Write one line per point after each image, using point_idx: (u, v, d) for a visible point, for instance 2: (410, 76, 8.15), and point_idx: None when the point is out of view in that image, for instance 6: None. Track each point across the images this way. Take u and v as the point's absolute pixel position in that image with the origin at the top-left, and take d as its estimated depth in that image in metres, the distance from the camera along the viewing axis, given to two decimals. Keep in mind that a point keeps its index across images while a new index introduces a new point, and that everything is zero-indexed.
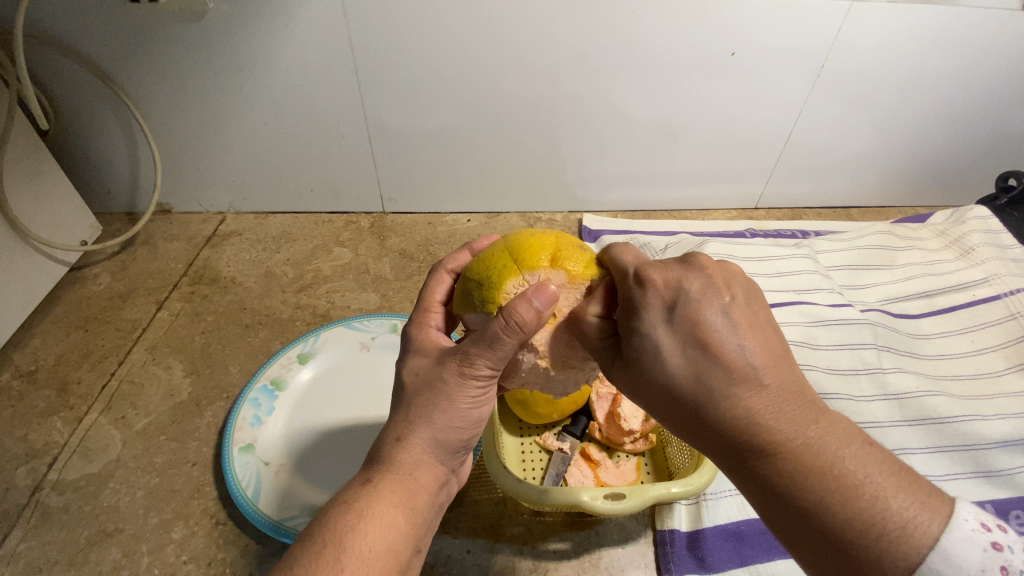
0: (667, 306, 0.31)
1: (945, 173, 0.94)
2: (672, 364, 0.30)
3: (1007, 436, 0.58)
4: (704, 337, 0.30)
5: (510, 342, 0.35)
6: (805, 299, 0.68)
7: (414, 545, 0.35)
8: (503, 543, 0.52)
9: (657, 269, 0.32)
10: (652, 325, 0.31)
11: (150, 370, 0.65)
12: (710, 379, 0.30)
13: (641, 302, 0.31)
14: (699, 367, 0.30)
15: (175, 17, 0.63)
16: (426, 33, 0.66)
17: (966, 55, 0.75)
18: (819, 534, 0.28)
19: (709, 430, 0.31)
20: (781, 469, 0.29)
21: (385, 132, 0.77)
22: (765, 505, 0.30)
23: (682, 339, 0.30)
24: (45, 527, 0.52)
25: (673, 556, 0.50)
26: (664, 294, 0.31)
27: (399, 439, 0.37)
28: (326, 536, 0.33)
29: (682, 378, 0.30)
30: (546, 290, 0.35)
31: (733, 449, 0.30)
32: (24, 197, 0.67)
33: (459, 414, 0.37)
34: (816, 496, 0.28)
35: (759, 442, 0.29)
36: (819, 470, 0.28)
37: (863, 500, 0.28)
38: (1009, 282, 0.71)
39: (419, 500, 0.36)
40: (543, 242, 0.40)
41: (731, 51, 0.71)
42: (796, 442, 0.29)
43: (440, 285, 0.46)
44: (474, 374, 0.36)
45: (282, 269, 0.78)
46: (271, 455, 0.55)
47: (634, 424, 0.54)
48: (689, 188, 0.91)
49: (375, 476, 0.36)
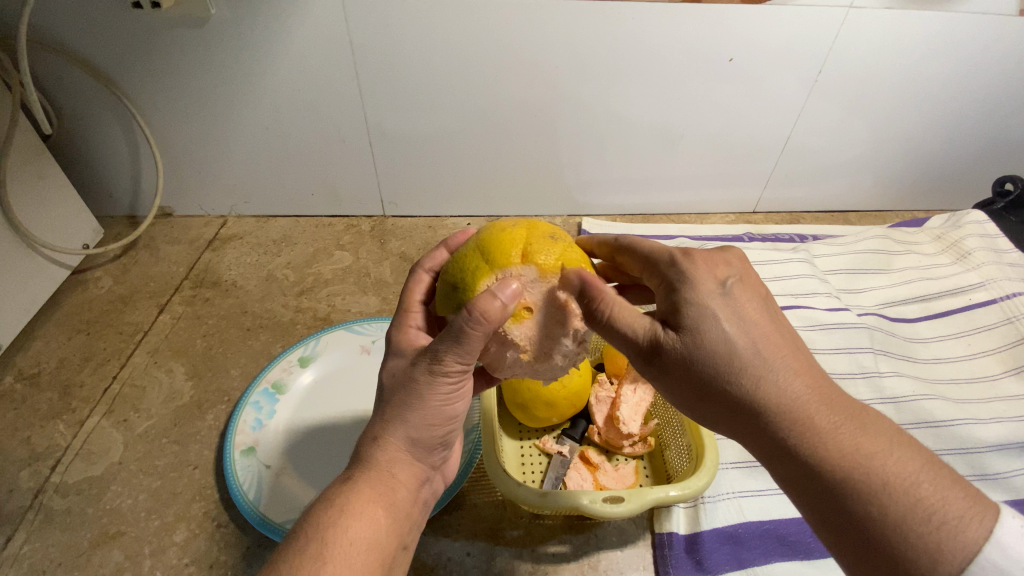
0: (719, 285, 0.35)
1: (943, 177, 0.94)
2: (731, 335, 0.33)
3: (1003, 440, 0.58)
4: (751, 315, 0.34)
5: (476, 336, 0.35)
6: (802, 304, 0.69)
7: (396, 540, 0.36)
8: (502, 546, 0.52)
9: (705, 257, 0.37)
10: (709, 297, 0.34)
11: (151, 374, 0.65)
12: (761, 351, 0.33)
13: (698, 279, 0.35)
14: (755, 342, 0.33)
15: (177, 23, 0.64)
16: (427, 38, 0.67)
17: (963, 61, 0.76)
18: (873, 513, 0.30)
19: (764, 410, 0.33)
20: (831, 444, 0.31)
21: (387, 136, 0.78)
22: (807, 487, 0.32)
23: (736, 314, 0.34)
24: (48, 530, 0.53)
25: (672, 559, 0.51)
26: (714, 273, 0.36)
27: (375, 438, 0.38)
28: (307, 534, 0.33)
29: (742, 351, 0.33)
30: (508, 284, 0.36)
31: (786, 429, 0.32)
32: (27, 201, 0.67)
33: (431, 411, 0.37)
34: (868, 471, 0.31)
35: (809, 419, 0.32)
36: (861, 444, 0.31)
37: (907, 475, 0.31)
38: (1005, 286, 0.71)
39: (399, 495, 0.37)
40: (517, 235, 0.40)
41: (729, 56, 0.72)
42: (835, 419, 0.32)
43: (419, 286, 0.46)
44: (443, 371, 0.36)
45: (283, 273, 0.78)
46: (273, 458, 0.56)
47: (632, 428, 0.55)
48: (688, 192, 0.91)
49: (354, 473, 0.36)
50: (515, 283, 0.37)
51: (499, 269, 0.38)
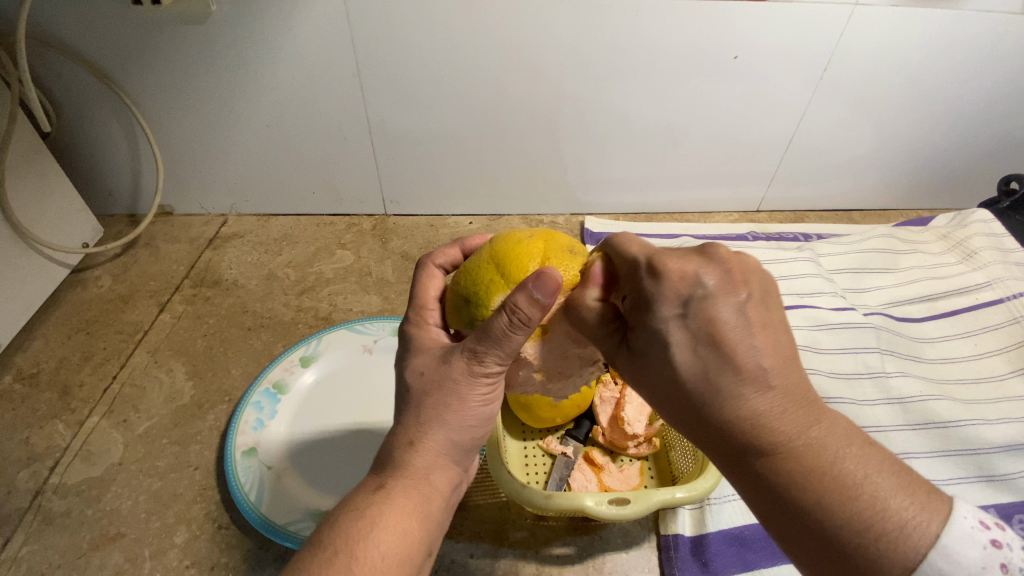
0: (682, 300, 0.30)
1: (947, 176, 0.93)
2: (679, 362, 0.30)
3: (1010, 441, 0.58)
4: (715, 333, 0.29)
5: (517, 339, 0.34)
6: (807, 304, 0.68)
7: (425, 550, 0.35)
8: (506, 548, 0.51)
9: (674, 259, 0.30)
10: (665, 320, 0.30)
11: (151, 374, 0.65)
12: (715, 377, 0.29)
13: (656, 295, 0.30)
14: (708, 367, 0.29)
15: (177, 20, 0.63)
16: (428, 36, 0.66)
17: (968, 59, 0.76)
18: (820, 541, 0.28)
19: (713, 432, 0.30)
20: (784, 472, 0.29)
21: (387, 135, 0.77)
22: (760, 505, 0.30)
23: (694, 334, 0.30)
24: (48, 532, 0.52)
25: (677, 561, 0.50)
26: (678, 288, 0.30)
27: (412, 442, 0.37)
28: (336, 543, 0.32)
29: (691, 379, 0.30)
30: (549, 279, 0.33)
31: (733, 448, 0.30)
32: (26, 200, 0.67)
33: (469, 412, 0.37)
34: (816, 499, 0.28)
35: (767, 449, 0.29)
36: (822, 472, 0.28)
37: (866, 506, 0.28)
38: (1011, 286, 0.71)
39: (433, 505, 0.36)
40: (534, 246, 0.39)
41: (733, 53, 0.71)
42: (796, 443, 0.29)
43: (432, 281, 0.46)
44: (484, 372, 0.36)
45: (284, 272, 0.78)
46: (275, 459, 0.55)
47: (637, 428, 0.55)
48: (691, 192, 0.91)
49: (388, 483, 0.35)
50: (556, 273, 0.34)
51: (516, 280, 0.37)
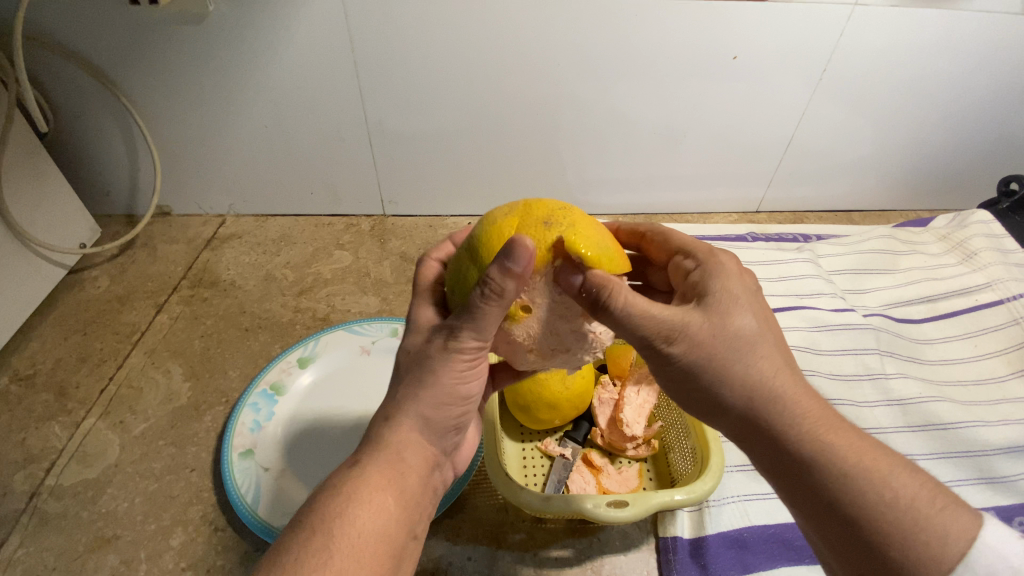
0: (743, 283, 0.37)
1: (946, 177, 0.93)
2: (753, 328, 0.34)
3: (1010, 443, 0.58)
4: (767, 316, 0.36)
5: (492, 313, 0.34)
6: (806, 305, 0.68)
7: (406, 529, 0.35)
8: (504, 550, 0.51)
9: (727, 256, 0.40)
10: (738, 293, 0.36)
11: (148, 375, 0.65)
12: (774, 349, 0.34)
13: (725, 276, 0.37)
14: (773, 339, 0.35)
15: (175, 20, 0.63)
16: (427, 36, 0.66)
17: (967, 60, 0.75)
18: (886, 499, 0.31)
19: (780, 400, 0.33)
20: (838, 439, 0.32)
21: (386, 135, 0.77)
22: (815, 481, 0.32)
23: (757, 310, 0.36)
24: (43, 534, 0.52)
25: (676, 563, 0.50)
26: (740, 275, 0.38)
27: (387, 420, 0.37)
28: (314, 522, 0.32)
29: (764, 343, 0.34)
30: (522, 249, 0.32)
31: (792, 419, 0.33)
32: (23, 199, 0.66)
33: (445, 389, 0.37)
34: (869, 463, 0.31)
35: (822, 413, 0.33)
36: (862, 442, 0.33)
37: (902, 464, 0.32)
38: (1011, 287, 0.71)
39: (410, 480, 0.36)
40: (510, 224, 0.38)
41: (732, 54, 0.71)
42: (837, 416, 0.33)
43: (430, 271, 0.44)
44: (460, 348, 0.36)
45: (282, 273, 0.77)
46: (271, 460, 0.55)
47: (636, 430, 0.54)
48: (690, 192, 0.90)
49: (363, 460, 0.36)
50: (529, 241, 0.33)
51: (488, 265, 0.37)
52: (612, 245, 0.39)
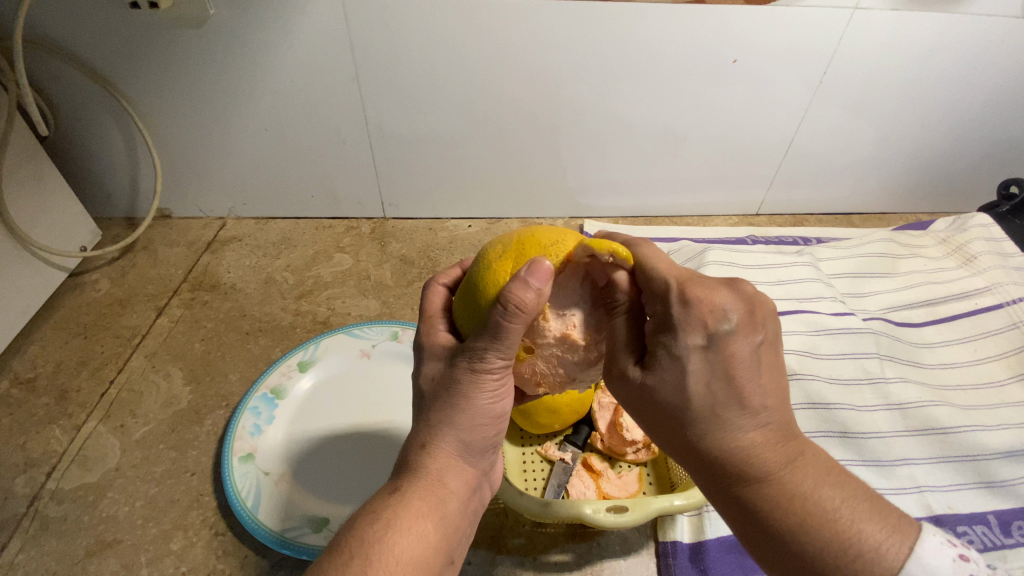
0: (705, 333, 0.34)
1: (946, 179, 0.93)
2: (694, 390, 0.34)
3: (1009, 447, 0.58)
4: (729, 370, 0.33)
5: (515, 328, 0.34)
6: (806, 308, 0.68)
7: (443, 555, 0.35)
8: (504, 554, 0.51)
9: (703, 292, 0.35)
10: (689, 348, 0.34)
11: (148, 379, 0.65)
12: (718, 407, 0.33)
13: (683, 325, 0.34)
14: (717, 400, 0.33)
15: (175, 24, 0.63)
16: (427, 38, 0.66)
17: (969, 63, 0.75)
18: (794, 556, 0.32)
19: (707, 457, 0.34)
20: (764, 496, 0.33)
21: (386, 137, 0.77)
22: (739, 523, 0.35)
23: (710, 367, 0.33)
24: (45, 538, 0.52)
25: (676, 568, 0.50)
26: (705, 320, 0.34)
27: (424, 445, 0.38)
28: (353, 547, 0.32)
29: (698, 406, 0.34)
30: (541, 268, 0.35)
31: (722, 473, 0.34)
32: (23, 203, 0.67)
33: (479, 410, 0.37)
34: (793, 522, 0.32)
35: (753, 469, 0.33)
36: (799, 501, 0.32)
37: (833, 523, 0.32)
38: (1011, 291, 0.71)
39: (449, 507, 0.36)
40: (501, 267, 0.38)
41: (732, 58, 0.71)
42: (782, 471, 0.33)
43: (436, 297, 0.45)
44: (486, 369, 0.36)
45: (282, 276, 0.77)
46: (270, 465, 0.55)
47: (635, 434, 0.55)
48: (690, 195, 0.90)
49: (402, 486, 0.36)
50: (549, 262, 0.36)
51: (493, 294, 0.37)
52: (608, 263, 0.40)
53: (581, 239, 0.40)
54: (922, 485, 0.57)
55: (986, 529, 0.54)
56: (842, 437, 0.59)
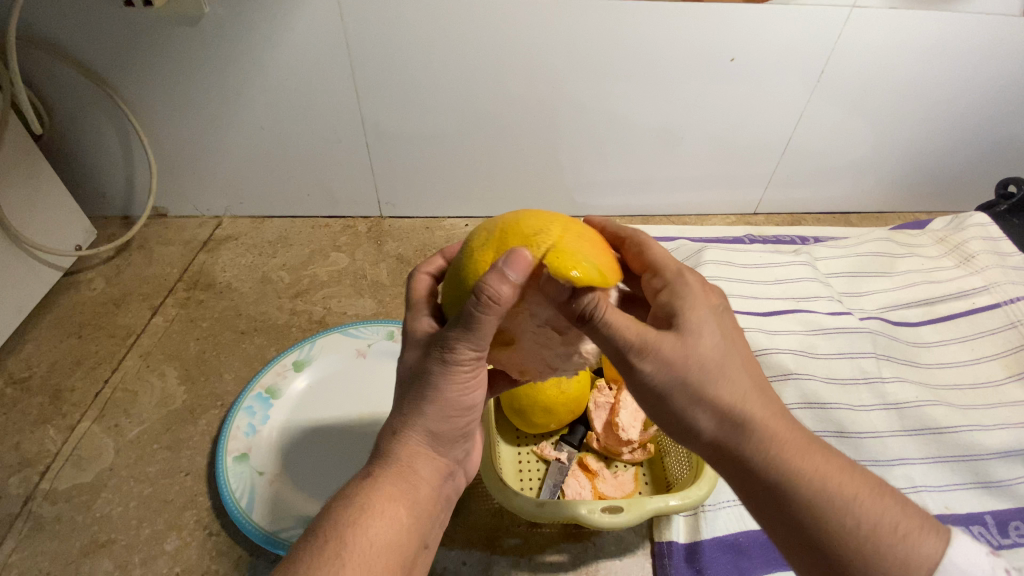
0: (714, 305, 0.38)
1: (945, 178, 0.93)
2: (725, 352, 0.35)
3: (1007, 446, 0.58)
4: (737, 338, 0.37)
5: (487, 321, 0.33)
6: (802, 308, 0.68)
7: (415, 540, 0.35)
8: (499, 554, 0.51)
9: (697, 276, 0.40)
10: (708, 314, 0.37)
11: (143, 378, 0.64)
12: (744, 371, 0.35)
13: (695, 296, 0.38)
14: (742, 365, 0.35)
15: (171, 22, 0.63)
16: (425, 36, 0.66)
17: (968, 61, 0.75)
18: (846, 524, 0.32)
19: (748, 425, 0.34)
20: (807, 463, 0.33)
21: (383, 135, 0.76)
22: (782, 504, 0.33)
23: (727, 333, 0.36)
24: (38, 538, 0.52)
25: (672, 568, 0.50)
26: (709, 294, 0.39)
27: (396, 433, 0.38)
28: (327, 531, 0.33)
29: (730, 367, 0.35)
30: (520, 259, 0.33)
31: (762, 443, 0.33)
32: (18, 202, 0.66)
33: (449, 401, 0.37)
34: (838, 487, 0.32)
35: (788, 436, 0.33)
36: (832, 466, 0.33)
37: (865, 485, 0.33)
38: (1009, 290, 0.70)
39: (420, 493, 0.37)
40: (484, 257, 0.38)
41: (731, 56, 0.71)
42: (808, 439, 0.34)
43: (420, 285, 0.45)
44: (457, 360, 0.35)
45: (279, 275, 0.77)
46: (265, 464, 0.55)
47: (632, 434, 0.54)
48: (689, 194, 0.90)
49: (375, 471, 0.36)
50: (528, 253, 0.34)
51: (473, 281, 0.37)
52: (599, 252, 0.38)
53: (569, 231, 0.38)
54: (919, 485, 0.57)
55: (984, 529, 0.54)
56: (839, 437, 0.59)
